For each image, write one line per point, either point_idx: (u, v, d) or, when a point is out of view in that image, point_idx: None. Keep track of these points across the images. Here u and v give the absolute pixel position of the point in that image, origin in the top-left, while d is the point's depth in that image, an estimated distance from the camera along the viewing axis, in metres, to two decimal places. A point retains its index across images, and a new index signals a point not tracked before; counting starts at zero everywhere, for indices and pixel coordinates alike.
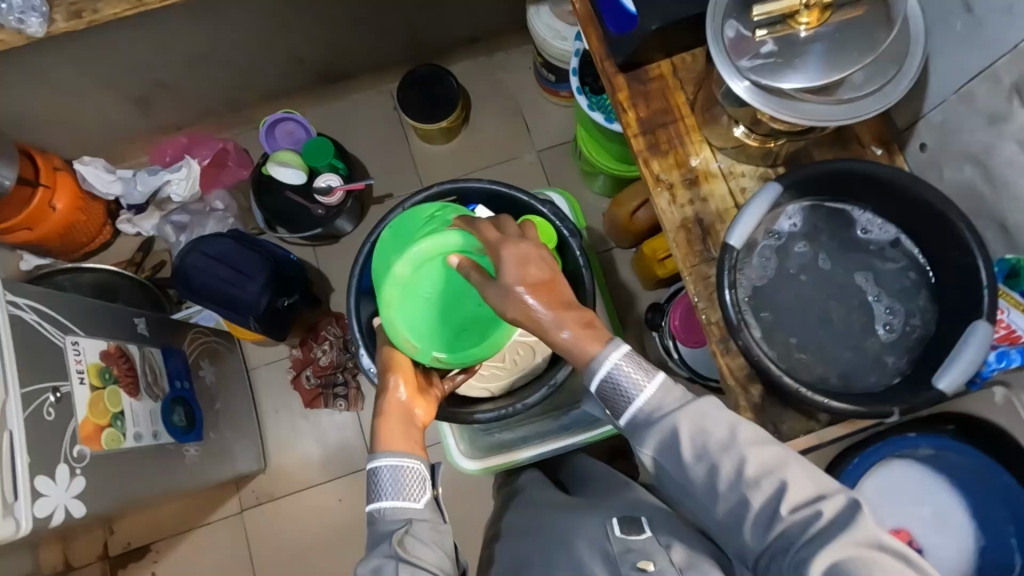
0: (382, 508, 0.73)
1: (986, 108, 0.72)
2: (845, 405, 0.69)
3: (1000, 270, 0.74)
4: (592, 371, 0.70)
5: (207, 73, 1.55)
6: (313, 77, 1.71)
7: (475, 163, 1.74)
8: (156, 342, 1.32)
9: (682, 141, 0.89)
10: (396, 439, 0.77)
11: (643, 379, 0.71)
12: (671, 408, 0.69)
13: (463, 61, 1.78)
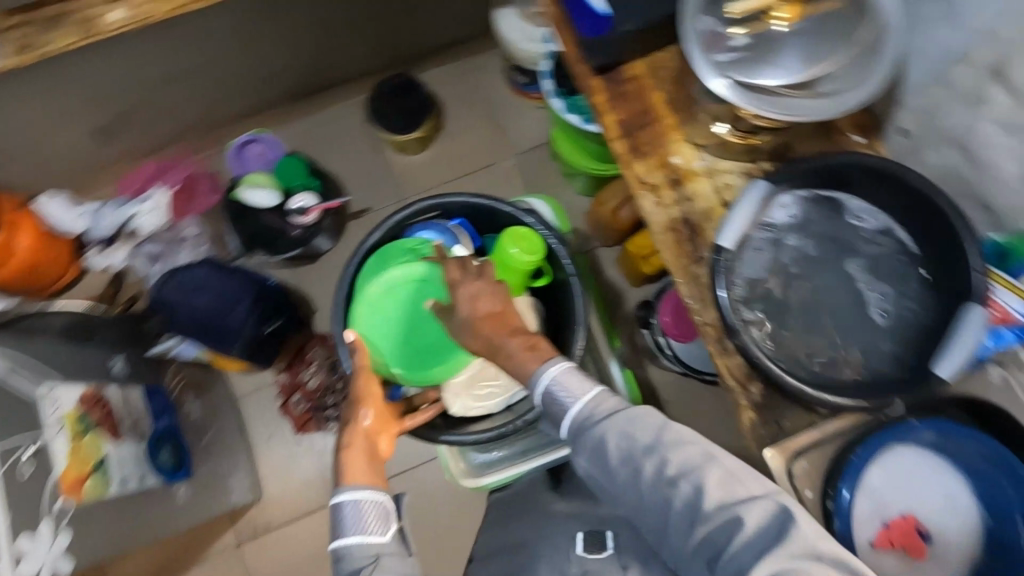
0: (347, 545, 0.66)
1: (964, 91, 0.72)
2: (849, 400, 0.69)
3: (990, 251, 0.74)
4: (531, 383, 0.72)
5: (169, 98, 1.50)
6: (281, 93, 1.66)
7: (452, 171, 1.71)
8: (136, 381, 1.30)
9: (662, 141, 0.88)
10: (359, 468, 0.73)
11: (579, 388, 0.70)
12: (603, 414, 0.67)
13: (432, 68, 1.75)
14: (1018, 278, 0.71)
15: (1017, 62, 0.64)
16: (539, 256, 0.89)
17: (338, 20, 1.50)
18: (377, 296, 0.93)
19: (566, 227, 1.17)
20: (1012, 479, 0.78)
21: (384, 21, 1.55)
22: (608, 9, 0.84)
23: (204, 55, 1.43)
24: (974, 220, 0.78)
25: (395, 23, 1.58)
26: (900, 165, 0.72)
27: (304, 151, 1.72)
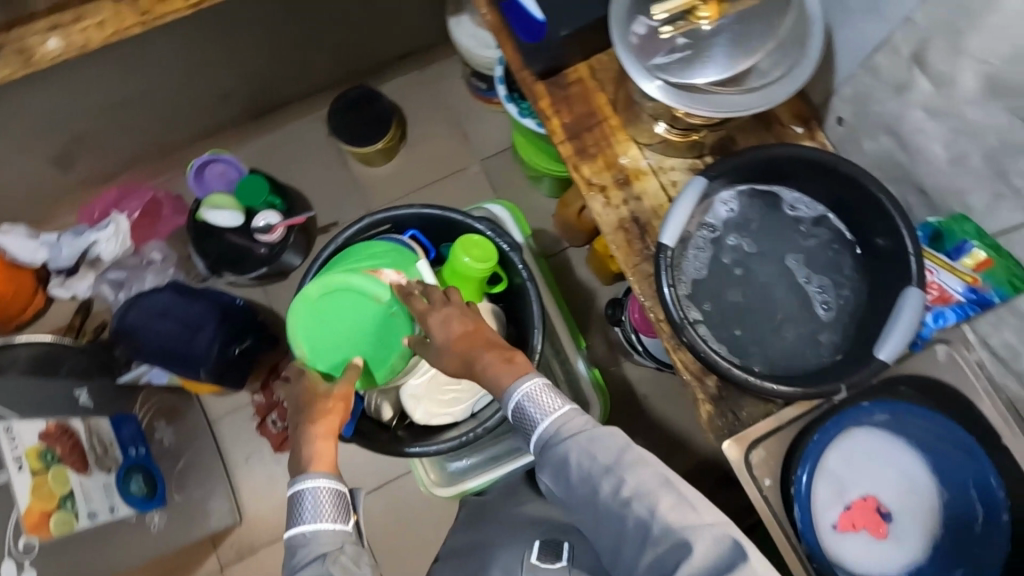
0: (306, 532, 0.64)
1: (891, 79, 0.73)
2: (786, 389, 0.70)
3: (926, 234, 0.76)
4: (505, 399, 0.70)
5: (125, 122, 1.49)
6: (240, 111, 1.65)
7: (418, 180, 1.71)
8: (102, 411, 1.26)
9: (608, 142, 0.89)
10: (330, 451, 0.69)
11: (551, 405, 0.68)
12: (570, 432, 0.66)
13: (393, 79, 1.75)
14: (955, 259, 0.73)
15: (935, 50, 0.65)
16: (492, 263, 0.89)
17: (291, 36, 1.50)
18: (319, 301, 0.85)
19: (528, 232, 1.17)
20: (962, 450, 0.80)
21: (339, 32, 1.55)
22: (545, 16, 0.85)
23: (157, 77, 1.42)
24: (912, 205, 0.80)
25: (351, 34, 1.57)
26: (839, 157, 0.73)
27: (268, 168, 1.71)
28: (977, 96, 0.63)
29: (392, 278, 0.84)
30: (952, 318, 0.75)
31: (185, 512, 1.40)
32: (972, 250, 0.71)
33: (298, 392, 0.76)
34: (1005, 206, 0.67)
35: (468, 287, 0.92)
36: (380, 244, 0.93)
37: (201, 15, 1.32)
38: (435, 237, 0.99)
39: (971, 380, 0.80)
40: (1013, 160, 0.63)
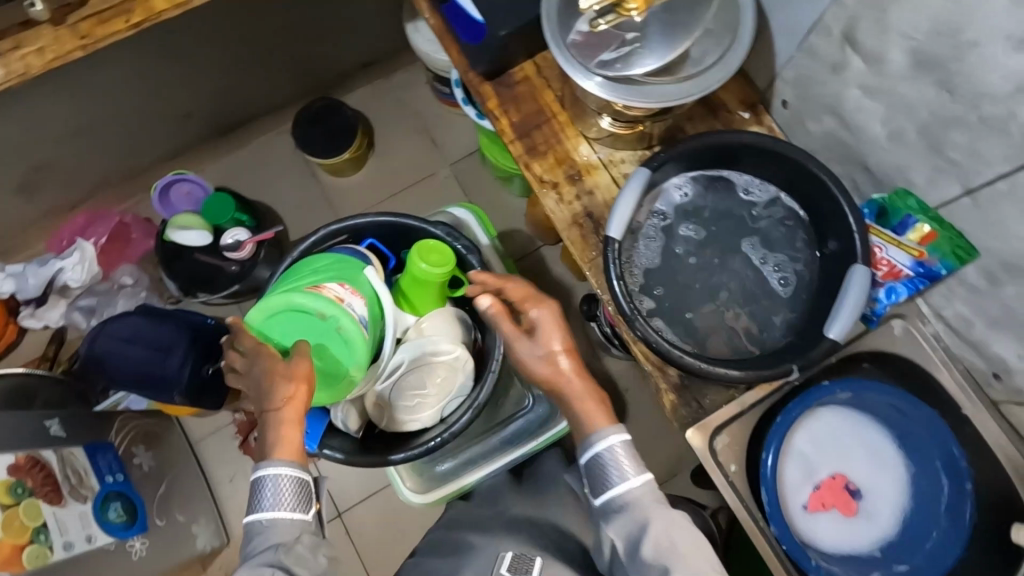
0: (261, 519, 0.63)
1: (827, 59, 0.73)
2: (734, 372, 0.70)
3: (870, 212, 0.76)
4: (591, 450, 0.69)
5: (86, 147, 1.48)
6: (203, 130, 1.64)
7: (388, 188, 1.70)
8: (76, 441, 1.23)
9: (558, 139, 0.89)
10: (298, 434, 0.67)
11: (632, 470, 0.68)
12: (647, 508, 0.66)
13: (357, 88, 1.74)
14: (902, 234, 0.73)
15: (864, 28, 0.66)
16: (450, 269, 0.88)
17: (248, 52, 1.49)
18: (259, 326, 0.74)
19: (492, 232, 1.13)
20: (928, 425, 0.80)
21: (296, 44, 1.54)
22: (482, 18, 0.84)
23: (114, 100, 1.40)
24: (858, 183, 0.80)
25: (309, 46, 1.56)
26: (788, 143, 0.72)
27: (236, 185, 1.70)
28: (907, 71, 0.63)
29: (335, 291, 0.76)
30: (904, 293, 0.75)
31: (169, 538, 1.39)
32: (916, 223, 0.71)
33: (259, 378, 0.68)
34: (942, 179, 0.67)
35: (428, 292, 0.91)
36: (321, 257, 0.83)
37: (151, 35, 1.31)
38: (394, 243, 0.98)
39: (928, 353, 0.80)
40: (947, 132, 0.63)
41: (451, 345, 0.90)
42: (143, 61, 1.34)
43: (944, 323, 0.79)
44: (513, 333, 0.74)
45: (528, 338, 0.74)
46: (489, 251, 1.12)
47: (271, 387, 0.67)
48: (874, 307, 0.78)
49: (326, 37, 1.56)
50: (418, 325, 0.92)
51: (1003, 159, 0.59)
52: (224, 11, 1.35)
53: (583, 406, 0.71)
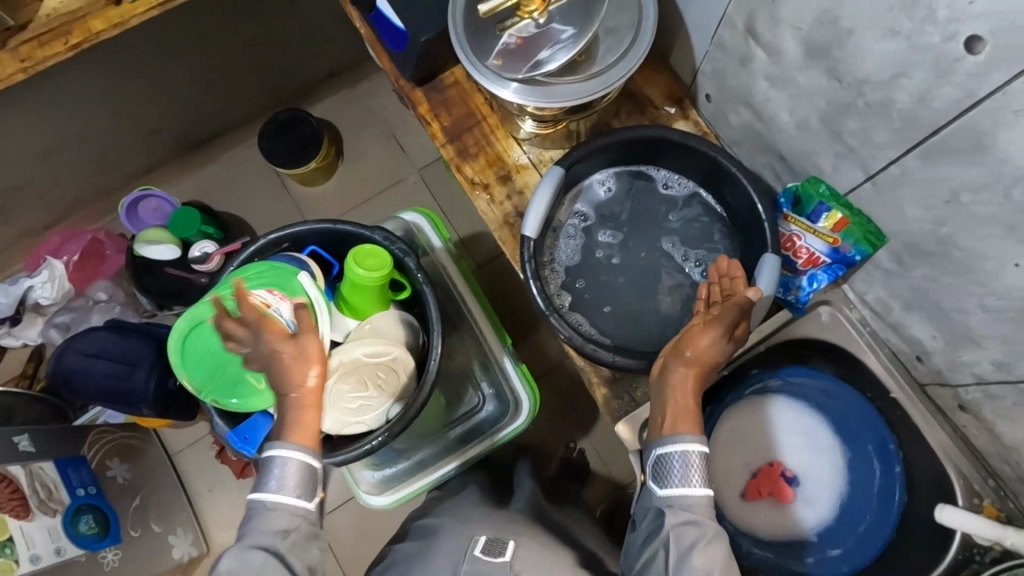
0: (264, 501, 0.64)
1: (735, 52, 0.74)
2: (633, 361, 0.72)
3: (787, 201, 0.77)
4: (671, 443, 0.62)
5: (60, 167, 1.50)
6: (173, 144, 1.66)
7: (361, 195, 1.71)
8: (45, 455, 1.24)
9: (489, 141, 0.90)
10: (315, 424, 0.67)
11: (697, 484, 0.61)
12: (701, 527, 0.59)
13: (326, 99, 1.76)
14: (816, 221, 0.74)
15: (762, 19, 0.66)
16: (385, 272, 0.89)
17: (213, 66, 1.50)
18: (188, 335, 0.79)
19: (447, 235, 1.12)
20: (858, 408, 0.82)
21: (263, 57, 1.56)
22: (404, 25, 0.82)
23: (82, 121, 1.41)
24: (778, 173, 0.81)
25: (275, 57, 1.58)
26: (702, 138, 0.74)
27: (210, 198, 1.72)
28: (802, 60, 0.64)
29: (261, 298, 0.77)
30: (825, 280, 0.76)
31: (141, 550, 1.39)
32: (829, 210, 0.72)
33: (268, 357, 0.67)
34: (846, 165, 0.68)
35: (368, 296, 0.92)
36: (254, 265, 0.85)
37: (96, 54, 1.30)
38: (338, 250, 0.99)
39: (854, 338, 0.81)
40: (843, 119, 0.64)
41: (389, 346, 0.92)
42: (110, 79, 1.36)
43: (869, 308, 0.79)
44: (727, 322, 0.66)
45: (725, 339, 0.66)
46: (443, 255, 1.11)
47: (287, 370, 0.67)
48: (800, 295, 0.78)
49: (292, 49, 1.58)
50: (359, 329, 0.95)
51: (890, 144, 0.60)
52: (180, 29, 1.36)
53: (682, 403, 0.64)
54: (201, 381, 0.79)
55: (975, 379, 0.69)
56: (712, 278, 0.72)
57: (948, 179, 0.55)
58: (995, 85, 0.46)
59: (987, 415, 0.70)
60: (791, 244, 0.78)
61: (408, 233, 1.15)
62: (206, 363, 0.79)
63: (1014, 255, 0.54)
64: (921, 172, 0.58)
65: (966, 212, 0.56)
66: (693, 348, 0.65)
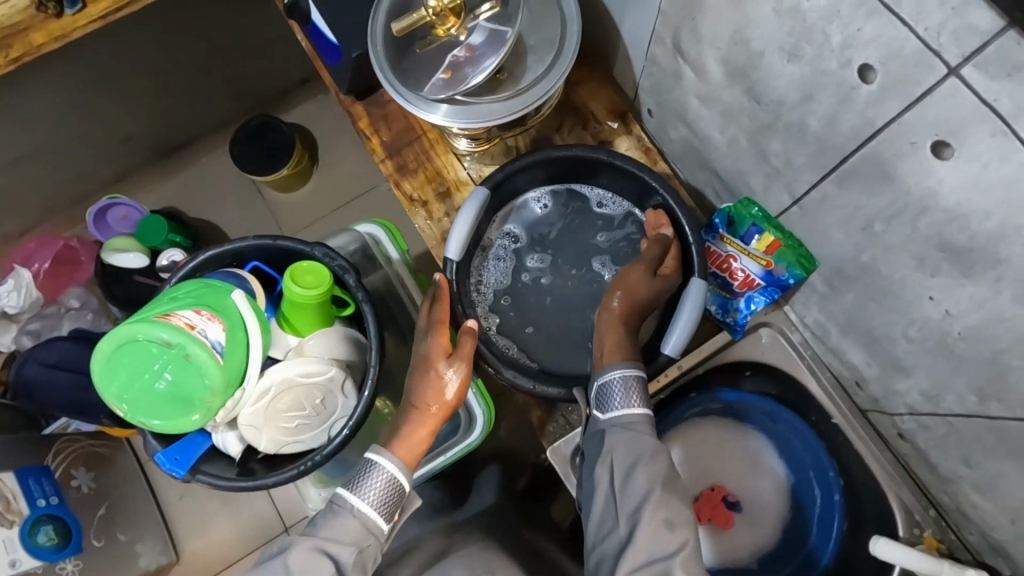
0: (352, 504, 0.67)
1: (669, 68, 0.72)
2: (552, 390, 0.71)
3: (721, 221, 0.74)
4: (611, 370, 0.65)
5: (33, 172, 1.36)
6: (148, 151, 1.51)
7: (337, 201, 1.55)
8: (7, 465, 1.16)
9: (428, 156, 0.88)
10: (421, 443, 0.72)
11: (636, 401, 0.64)
12: (639, 441, 0.63)
13: (305, 103, 1.58)
14: (749, 243, 0.72)
15: (686, 36, 0.64)
16: (323, 290, 0.88)
17: (191, 72, 1.38)
18: (111, 358, 0.76)
19: (402, 246, 1.05)
20: (796, 433, 0.80)
21: (241, 65, 1.43)
22: (337, 39, 0.81)
23: (43, 126, 1.26)
24: (718, 192, 0.79)
25: (252, 66, 1.45)
26: (627, 158, 0.74)
27: (183, 206, 1.56)
28: (723, 80, 0.62)
29: (185, 319, 0.76)
30: (761, 302, 0.74)
31: (105, 562, 1.27)
32: (761, 232, 0.69)
33: (416, 366, 0.73)
34: (774, 186, 0.66)
35: (304, 316, 0.91)
36: (187, 284, 0.83)
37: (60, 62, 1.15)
38: (282, 265, 0.97)
39: (795, 361, 0.79)
40: (766, 140, 0.62)
41: (326, 365, 0.90)
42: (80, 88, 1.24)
43: (809, 331, 0.77)
44: (651, 258, 0.71)
45: (651, 275, 0.70)
46: (400, 268, 1.05)
47: (426, 378, 0.72)
48: (737, 317, 0.77)
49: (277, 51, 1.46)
50: (299, 346, 0.92)
51: (809, 167, 0.58)
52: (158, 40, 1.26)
53: (611, 340, 0.67)
54: (129, 405, 0.77)
55: (909, 409, 0.67)
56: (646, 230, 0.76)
57: (863, 209, 0.54)
58: (890, 115, 0.44)
59: (922, 444, 0.69)
60: (727, 265, 0.76)
61: (365, 247, 1.08)
62: (127, 388, 0.76)
63: (927, 288, 0.52)
64: (836, 197, 0.56)
65: (881, 241, 0.54)
66: (622, 285, 0.70)
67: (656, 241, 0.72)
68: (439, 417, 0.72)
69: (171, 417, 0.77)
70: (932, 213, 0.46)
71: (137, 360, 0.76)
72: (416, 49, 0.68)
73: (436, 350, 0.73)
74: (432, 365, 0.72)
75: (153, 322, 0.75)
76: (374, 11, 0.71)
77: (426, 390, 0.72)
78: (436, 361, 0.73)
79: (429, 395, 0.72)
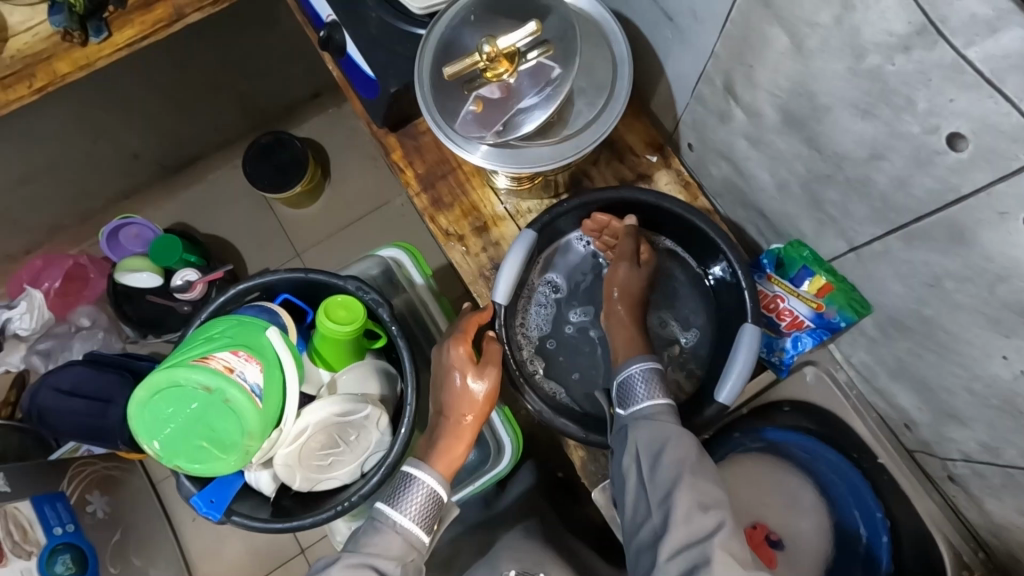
0: (393, 519, 0.67)
1: (715, 108, 0.69)
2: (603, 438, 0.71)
3: (769, 262, 0.73)
4: (632, 363, 0.68)
5: (44, 190, 1.22)
6: (156, 165, 1.35)
7: (343, 220, 1.41)
8: (22, 494, 1.05)
9: (464, 190, 0.87)
10: (457, 460, 0.72)
11: (654, 394, 0.65)
12: (661, 429, 0.63)
13: (316, 118, 1.44)
14: (799, 285, 0.70)
15: (739, 81, 0.62)
16: (357, 325, 0.87)
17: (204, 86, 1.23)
18: (146, 402, 0.75)
19: (428, 271, 1.00)
20: (839, 474, 0.79)
21: (247, 81, 1.28)
22: (374, 73, 0.79)
23: (57, 146, 1.13)
24: (761, 229, 0.77)
25: (256, 82, 1.30)
26: (677, 201, 0.73)
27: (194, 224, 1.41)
28: (780, 127, 0.60)
29: (224, 361, 0.74)
30: (809, 343, 0.73)
31: None
32: (813, 275, 0.68)
33: (439, 373, 0.74)
34: (828, 233, 0.65)
35: (331, 347, 0.89)
36: (220, 321, 0.81)
37: (88, 79, 1.05)
38: (312, 298, 0.95)
39: (841, 401, 0.79)
40: (822, 188, 0.60)
41: (359, 404, 0.87)
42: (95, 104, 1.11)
43: (855, 370, 0.76)
44: (629, 252, 0.75)
45: (636, 266, 0.75)
46: (425, 293, 0.99)
47: (451, 391, 0.73)
48: (783, 357, 0.76)
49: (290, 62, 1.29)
50: (332, 382, 0.91)
51: (871, 221, 0.57)
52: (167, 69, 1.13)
53: (622, 339, 0.72)
54: (162, 445, 0.75)
55: (963, 456, 0.66)
56: (596, 232, 0.80)
57: (931, 266, 0.53)
58: (978, 184, 0.44)
59: (976, 490, 0.68)
60: (775, 305, 0.74)
61: (388, 270, 1.02)
62: (163, 431, 0.75)
63: (999, 348, 0.51)
64: (901, 252, 0.55)
65: (948, 299, 0.53)
66: (614, 285, 0.75)
67: (624, 241, 0.76)
68: (473, 429, 0.73)
69: (209, 460, 0.76)
70: (1016, 281, 0.46)
71: (176, 404, 0.74)
72: (465, 92, 0.67)
73: (459, 360, 0.73)
74: (459, 375, 0.73)
75: (193, 366, 0.74)
76: (419, 53, 0.70)
77: (456, 401, 0.73)
78: (461, 370, 0.73)
79: (459, 405, 0.73)
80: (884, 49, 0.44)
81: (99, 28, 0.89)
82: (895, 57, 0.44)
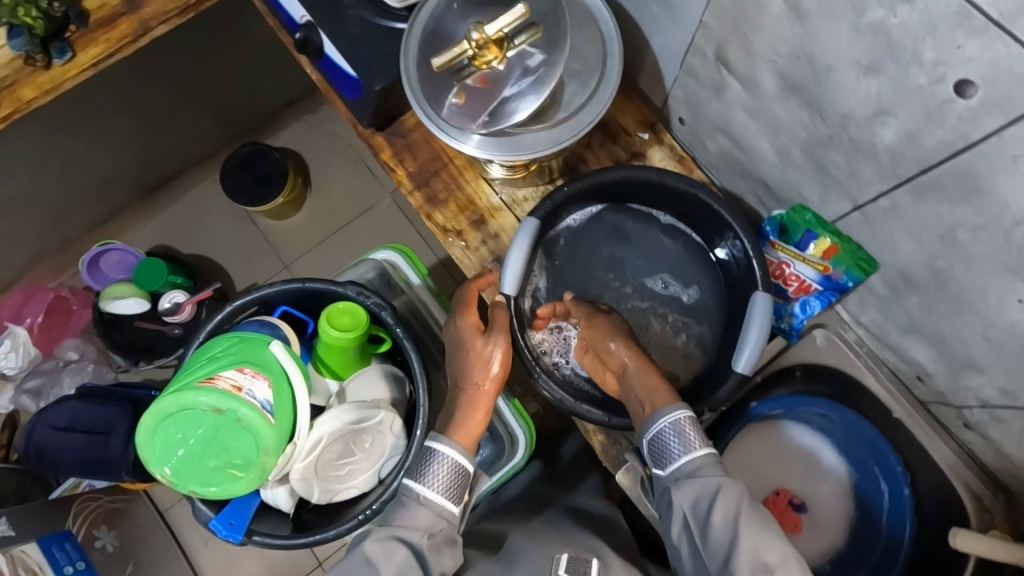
0: (416, 492, 0.65)
1: (710, 80, 0.68)
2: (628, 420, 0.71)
3: (773, 229, 0.74)
4: (662, 417, 0.64)
5: (18, 221, 1.17)
6: (132, 187, 1.31)
7: (332, 226, 1.38)
8: (27, 536, 1.02)
9: (457, 184, 0.85)
10: (479, 424, 0.71)
11: (694, 442, 0.63)
12: (706, 483, 0.60)
13: (292, 124, 1.40)
14: (805, 249, 0.70)
15: (733, 51, 0.61)
16: (360, 330, 0.85)
17: (175, 103, 1.19)
18: (155, 429, 0.73)
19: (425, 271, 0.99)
20: (858, 432, 0.79)
21: (220, 92, 1.25)
22: (357, 73, 0.77)
23: (29, 174, 1.09)
24: (761, 198, 0.77)
25: (229, 93, 1.26)
26: (678, 175, 0.73)
27: (175, 244, 1.37)
28: (779, 94, 0.60)
29: (231, 381, 0.73)
30: (818, 306, 0.73)
31: None
32: (817, 237, 0.68)
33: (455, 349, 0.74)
34: (832, 196, 0.65)
35: (335, 356, 0.88)
36: (224, 338, 0.79)
37: (57, 103, 1.02)
38: (312, 308, 0.93)
39: (853, 360, 0.79)
40: (825, 152, 0.60)
41: (373, 409, 0.83)
42: (66, 129, 1.07)
43: (864, 329, 0.77)
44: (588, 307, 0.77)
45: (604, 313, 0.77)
46: (423, 293, 0.98)
47: (464, 362, 0.73)
48: (792, 322, 0.76)
49: (262, 69, 1.26)
50: (341, 391, 0.90)
51: (878, 178, 0.57)
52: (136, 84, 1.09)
53: (645, 382, 0.68)
54: (174, 469, 0.74)
55: (980, 403, 0.67)
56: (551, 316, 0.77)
57: (943, 218, 0.54)
58: (989, 130, 0.45)
59: (995, 435, 0.69)
60: (781, 271, 0.75)
61: (383, 272, 1.01)
62: (176, 456, 0.73)
63: (1015, 292, 0.53)
64: (912, 207, 0.56)
65: (963, 250, 0.54)
66: (613, 338, 0.72)
67: (572, 309, 0.77)
68: (491, 395, 0.72)
69: (225, 478, 0.74)
70: None
71: (186, 427, 0.73)
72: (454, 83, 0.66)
73: (469, 331, 0.73)
74: (469, 345, 0.73)
75: (200, 387, 0.72)
76: (404, 49, 0.68)
77: (472, 369, 0.73)
78: (472, 341, 0.73)
79: (474, 373, 0.73)
80: (886, 2, 0.44)
81: (63, 49, 0.84)
82: (897, 9, 0.44)
